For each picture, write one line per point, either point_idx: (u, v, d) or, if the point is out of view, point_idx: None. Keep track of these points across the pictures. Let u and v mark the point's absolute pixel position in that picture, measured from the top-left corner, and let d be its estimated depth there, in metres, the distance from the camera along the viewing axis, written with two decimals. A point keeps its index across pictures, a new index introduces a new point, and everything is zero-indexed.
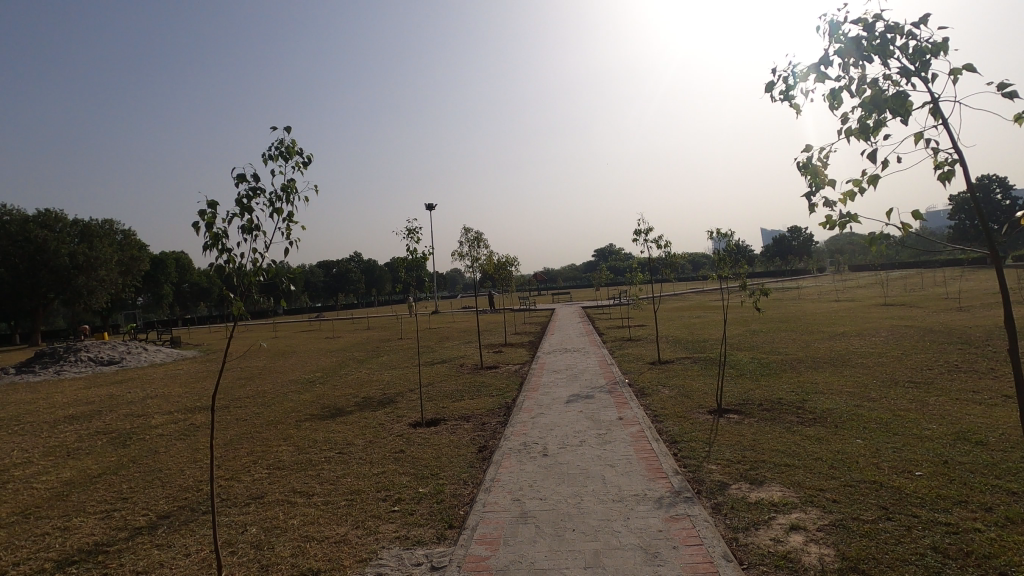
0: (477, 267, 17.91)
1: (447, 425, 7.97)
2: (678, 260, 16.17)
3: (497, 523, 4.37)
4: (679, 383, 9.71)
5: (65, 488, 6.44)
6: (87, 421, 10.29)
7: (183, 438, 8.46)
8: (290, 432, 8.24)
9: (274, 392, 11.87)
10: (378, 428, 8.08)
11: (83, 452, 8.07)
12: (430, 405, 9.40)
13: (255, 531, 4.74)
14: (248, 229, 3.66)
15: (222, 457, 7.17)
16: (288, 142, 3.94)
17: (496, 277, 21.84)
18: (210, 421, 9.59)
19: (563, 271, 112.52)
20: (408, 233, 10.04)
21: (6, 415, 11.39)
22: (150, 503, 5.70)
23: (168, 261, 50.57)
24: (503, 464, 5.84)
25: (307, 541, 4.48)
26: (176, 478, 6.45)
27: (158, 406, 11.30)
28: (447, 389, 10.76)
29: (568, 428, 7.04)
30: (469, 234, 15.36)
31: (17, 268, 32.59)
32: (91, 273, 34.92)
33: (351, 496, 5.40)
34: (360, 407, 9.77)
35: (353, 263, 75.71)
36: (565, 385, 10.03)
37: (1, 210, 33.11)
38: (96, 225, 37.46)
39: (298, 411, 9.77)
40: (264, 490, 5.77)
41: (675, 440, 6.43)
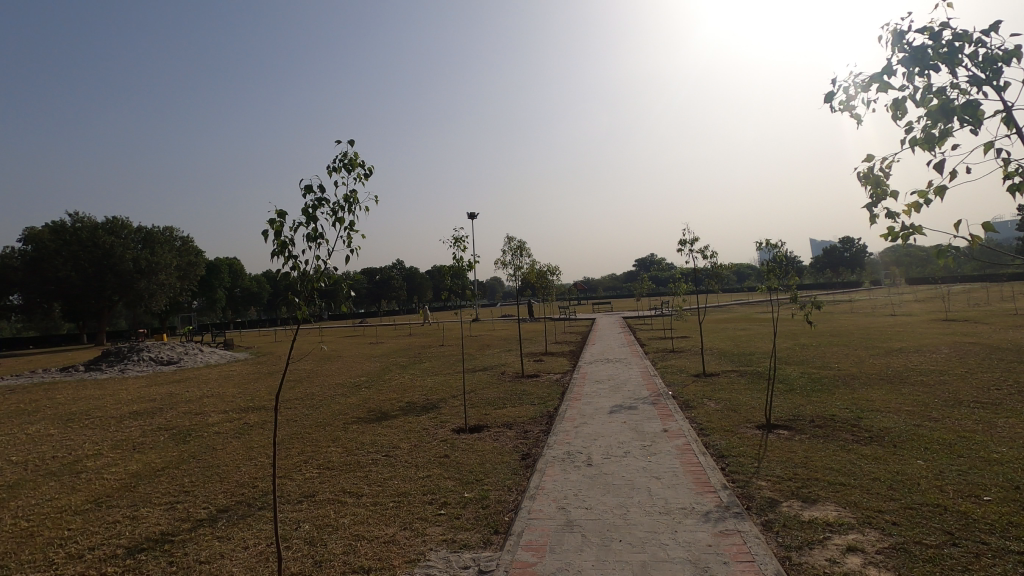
0: (519, 276, 17.97)
1: (491, 432, 8.05)
2: (724, 270, 15.85)
3: (543, 530, 4.40)
4: (725, 397, 9.49)
5: (132, 480, 6.83)
6: (150, 417, 10.88)
7: (238, 436, 8.83)
8: (339, 434, 8.50)
9: (321, 395, 12.25)
10: (423, 433, 8.24)
11: (147, 447, 8.54)
12: (473, 412, 9.50)
13: (308, 528, 4.91)
14: (313, 236, 3.81)
15: (275, 456, 7.45)
16: (352, 154, 4.09)
17: (537, 286, 21.88)
18: (262, 420, 9.98)
19: (603, 282, 111.86)
20: (455, 241, 10.23)
21: (78, 409, 12.18)
22: (210, 497, 5.98)
23: (221, 267, 52.93)
24: (546, 472, 5.86)
25: (358, 540, 4.61)
26: (233, 474, 6.75)
27: (214, 405, 11.84)
28: (490, 396, 10.85)
29: (612, 439, 7.01)
30: (512, 243, 15.46)
31: (86, 271, 34.69)
32: (152, 278, 36.89)
33: (398, 498, 5.53)
34: (405, 411, 9.98)
35: (396, 271, 77.35)
36: (608, 396, 9.94)
37: (74, 218, 35.48)
38: (157, 232, 39.58)
39: (345, 414, 10.05)
40: (315, 489, 5.97)
41: (722, 454, 6.30)
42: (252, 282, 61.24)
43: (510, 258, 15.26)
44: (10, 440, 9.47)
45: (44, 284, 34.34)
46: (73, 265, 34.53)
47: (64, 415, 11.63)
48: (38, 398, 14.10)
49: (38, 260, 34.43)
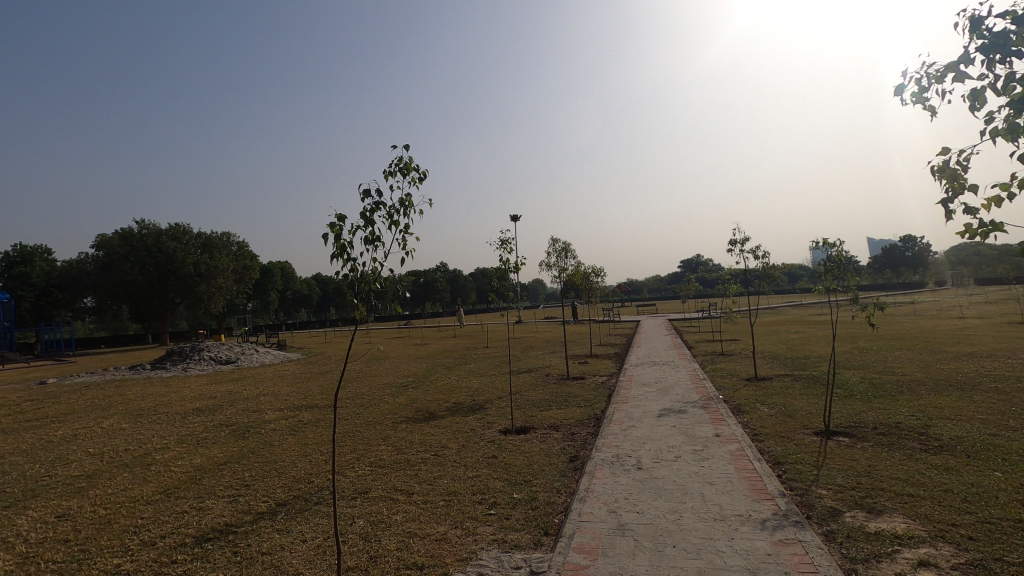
0: (563, 277, 17.89)
1: (538, 433, 8.05)
2: (777, 271, 15.30)
3: (594, 533, 4.37)
4: (779, 402, 9.16)
5: (197, 473, 7.19)
6: (212, 414, 11.43)
7: (293, 433, 9.17)
8: (388, 432, 8.70)
9: (370, 395, 12.55)
10: (470, 433, 8.33)
11: (209, 442, 8.96)
12: (519, 413, 9.53)
13: (363, 524, 5.04)
14: (371, 239, 3.86)
15: (328, 454, 7.69)
16: (407, 158, 4.14)
17: (581, 288, 21.75)
18: (315, 418, 10.32)
19: (647, 283, 110.18)
20: (501, 243, 10.29)
21: (146, 405, 12.92)
22: (269, 491, 6.24)
23: (274, 271, 55.01)
24: (596, 474, 5.82)
25: (411, 536, 4.70)
26: (290, 470, 7.02)
27: (270, 403, 12.32)
28: (536, 398, 10.86)
29: (662, 443, 6.89)
30: (556, 245, 15.40)
31: (150, 275, 36.74)
32: (210, 281, 38.73)
33: (449, 497, 5.61)
34: (452, 412, 10.12)
35: (440, 273, 78.41)
36: (656, 399, 9.77)
37: (141, 225, 37.60)
38: (216, 237, 41.44)
39: (394, 413, 10.27)
40: (368, 486, 6.13)
41: (778, 461, 6.09)
42: (303, 284, 63.35)
43: (555, 259, 15.23)
44: (87, 433, 10.14)
45: (114, 287, 36.61)
46: (140, 269, 36.65)
47: (134, 410, 12.36)
48: (111, 394, 15.04)
49: (108, 265, 36.73)
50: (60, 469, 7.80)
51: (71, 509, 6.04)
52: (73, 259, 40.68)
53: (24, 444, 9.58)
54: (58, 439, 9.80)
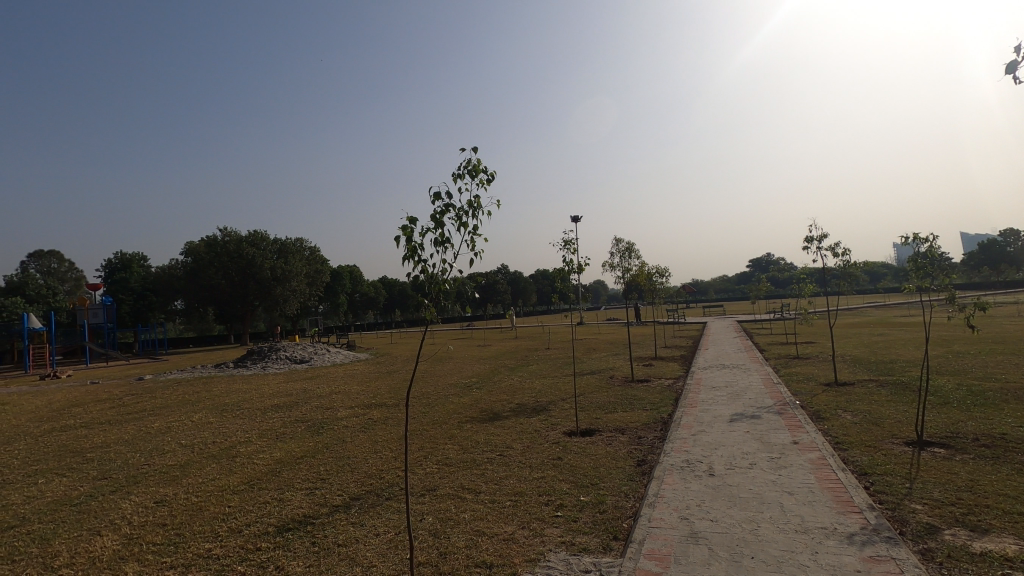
0: (626, 278, 17.55)
1: (603, 436, 7.95)
2: (858, 270, 14.34)
3: (665, 539, 4.25)
4: (864, 408, 8.57)
5: (277, 466, 7.60)
6: (289, 410, 12.07)
7: (364, 430, 9.50)
8: (454, 432, 8.85)
9: (435, 394, 12.80)
10: (535, 434, 8.33)
11: (286, 437, 9.44)
12: (583, 415, 9.44)
13: (432, 520, 5.15)
14: (441, 241, 3.87)
15: (397, 451, 7.90)
16: (475, 160, 4.10)
17: (645, 289, 21.28)
18: (384, 416, 10.66)
19: (714, 284, 106.41)
20: (565, 243, 10.24)
21: (230, 401, 13.79)
22: (343, 485, 6.49)
23: (343, 274, 57.32)
24: (665, 480, 5.65)
25: (479, 535, 4.75)
26: (362, 465, 7.28)
27: (341, 401, 12.84)
28: (599, 400, 10.70)
29: (735, 449, 6.61)
30: (620, 245, 15.14)
31: (232, 279, 39.25)
32: (286, 284, 40.86)
33: (515, 498, 5.63)
34: (516, 412, 10.16)
35: (501, 276, 79.07)
36: (727, 403, 9.39)
37: (224, 232, 40.22)
38: (290, 242, 43.63)
39: (459, 413, 10.43)
40: (437, 483, 6.25)
41: (865, 472, 5.69)
42: (370, 287, 65.67)
43: (618, 259, 14.98)
44: (179, 426, 10.94)
45: (201, 291, 39.35)
46: (223, 273, 39.25)
47: (219, 405, 13.22)
48: (199, 390, 16.17)
49: (196, 270, 39.56)
50: (156, 458, 8.45)
51: (167, 496, 6.53)
52: (166, 265, 44.13)
53: (126, 434, 10.46)
54: (155, 431, 10.64)
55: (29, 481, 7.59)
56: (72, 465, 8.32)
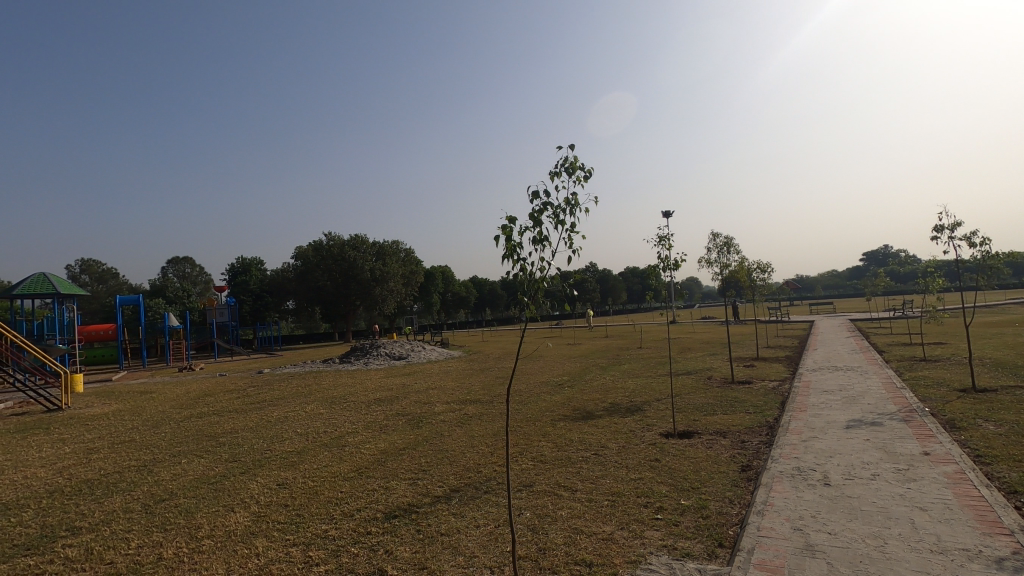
0: (725, 273, 16.70)
1: (702, 439, 7.64)
2: (999, 263, 12.63)
3: (777, 550, 4.01)
4: (1011, 419, 7.55)
5: (382, 456, 8.05)
6: (390, 404, 12.75)
7: (461, 425, 9.82)
8: (548, 429, 8.91)
9: (528, 392, 12.94)
10: (630, 434, 8.17)
11: (389, 429, 9.96)
12: (680, 417, 9.12)
13: (530, 516, 5.21)
14: (539, 239, 3.81)
15: (493, 446, 8.09)
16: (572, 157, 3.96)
17: (744, 285, 20.14)
18: (478, 412, 10.94)
19: (822, 280, 98.44)
20: (660, 239, 9.94)
21: (337, 394, 14.82)
22: (444, 477, 6.74)
23: (436, 275, 59.50)
24: (774, 487, 5.32)
25: (577, 533, 4.75)
26: (460, 459, 7.53)
27: (438, 397, 13.35)
28: (697, 401, 10.30)
29: (853, 457, 6.10)
30: (718, 240, 14.44)
31: (337, 280, 42.12)
32: (384, 285, 43.09)
33: (613, 498, 5.55)
34: (609, 412, 10.03)
35: (591, 274, 78.27)
36: (841, 409, 8.67)
37: (329, 236, 43.16)
38: (388, 244, 45.87)
39: (552, 411, 10.47)
40: (533, 479, 6.31)
41: (1015, 490, 5.02)
42: (462, 287, 67.61)
43: (716, 255, 14.29)
44: (295, 415, 11.91)
45: (310, 292, 42.55)
46: (329, 275, 42.19)
47: (328, 398, 14.23)
48: (311, 383, 17.49)
49: (305, 272, 42.81)
50: (277, 444, 9.26)
51: (287, 479, 7.13)
52: (280, 268, 48.15)
53: (251, 422, 11.57)
54: (276, 419, 11.67)
55: (175, 460, 8.62)
56: (208, 448, 9.33)
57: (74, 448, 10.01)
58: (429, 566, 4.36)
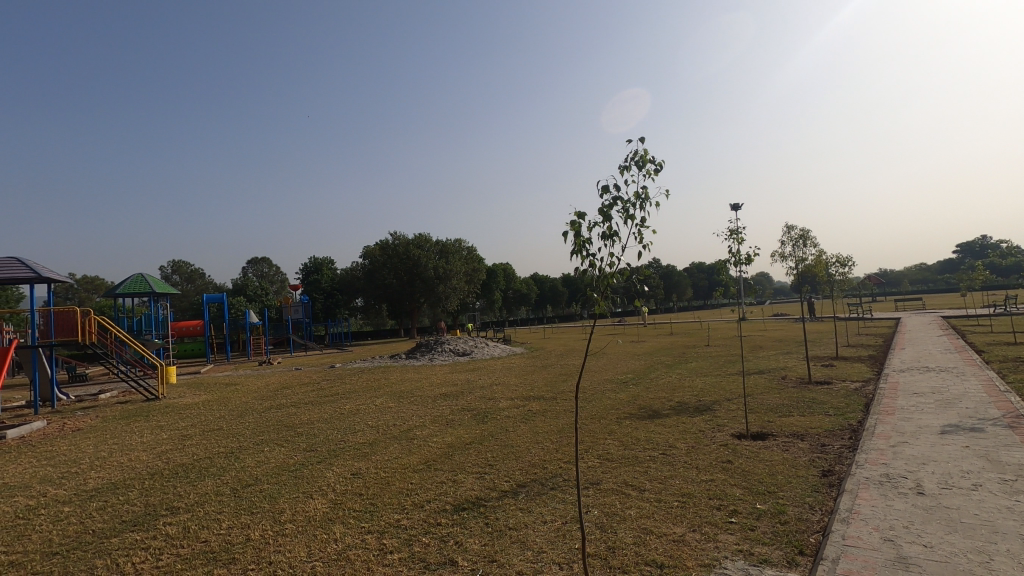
0: (800, 267, 15.81)
1: (778, 441, 7.30)
2: None
3: (865, 561, 3.78)
4: None
5: (449, 449, 8.24)
6: (456, 399, 13.01)
7: (526, 421, 9.88)
8: (613, 427, 8.80)
9: (592, 389, 12.83)
10: (699, 434, 7.93)
11: (455, 423, 10.17)
12: (753, 417, 8.76)
13: (597, 514, 5.17)
14: (608, 234, 3.75)
15: (558, 443, 8.09)
16: (641, 151, 3.86)
17: (822, 281, 19.02)
18: (543, 409, 10.96)
19: (909, 275, 91.45)
20: (730, 233, 9.55)
21: (405, 388, 15.30)
22: (510, 472, 6.81)
23: (498, 272, 60.06)
24: (860, 494, 5.01)
25: (647, 533, 4.67)
26: (526, 454, 7.58)
27: (502, 393, 13.48)
28: (771, 401, 9.85)
29: (951, 465, 5.63)
30: (793, 232, 13.70)
31: (402, 278, 43.42)
32: (447, 283, 43.93)
33: (683, 499, 5.42)
34: (677, 411, 9.78)
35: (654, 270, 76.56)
36: (935, 413, 8.02)
37: (395, 236, 44.50)
38: (451, 243, 46.69)
39: (618, 409, 10.33)
40: (600, 477, 6.26)
41: None
42: (523, 284, 67.87)
43: (791, 249, 13.57)
44: (366, 409, 12.40)
45: (377, 289, 44.13)
46: (394, 273, 43.55)
47: (396, 392, 14.70)
48: (380, 378, 18.14)
49: (372, 271, 44.39)
50: (350, 436, 9.68)
51: (360, 469, 7.44)
52: (350, 267, 50.15)
53: (326, 414, 12.15)
54: (348, 412, 12.19)
55: (258, 448, 9.19)
56: (288, 438, 9.88)
57: (170, 434, 10.88)
58: (499, 559, 4.42)
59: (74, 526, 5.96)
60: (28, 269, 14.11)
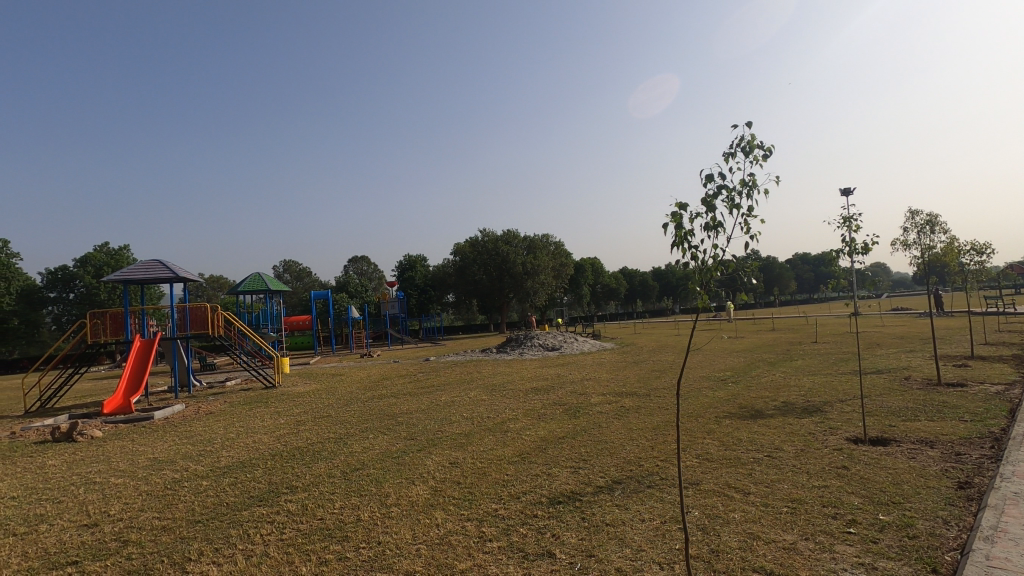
0: (925, 255, 14.22)
1: (903, 447, 6.65)
2: None
3: None
4: None
5: (543, 443, 8.30)
6: (547, 393, 13.08)
7: (619, 417, 9.74)
8: (713, 426, 8.43)
9: (688, 386, 12.39)
10: (809, 437, 7.41)
11: (547, 417, 10.24)
12: (872, 420, 8.03)
13: (699, 515, 5.00)
14: (712, 226, 3.60)
15: (654, 440, 7.88)
16: (749, 136, 3.66)
17: (953, 270, 16.99)
18: (636, 405, 10.73)
19: None
20: (843, 221, 8.81)
21: (496, 382, 15.62)
22: (604, 468, 6.75)
23: (586, 267, 59.56)
24: (1006, 511, 4.45)
25: (754, 538, 4.44)
26: (620, 451, 7.47)
27: (593, 388, 13.36)
28: (892, 404, 8.99)
29: None
30: (917, 218, 12.35)
31: (491, 274, 44.26)
32: (535, 278, 44.14)
33: (793, 505, 5.09)
34: (783, 411, 9.20)
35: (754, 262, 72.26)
36: None
37: (484, 233, 45.47)
38: (538, 239, 46.88)
39: (716, 407, 9.89)
40: (700, 478, 6.03)
41: None
42: (612, 278, 66.76)
43: (915, 236, 12.23)
44: (461, 401, 12.80)
45: (467, 285, 45.37)
46: (484, 269, 44.51)
47: (489, 385, 15.07)
48: (473, 371, 18.67)
49: (463, 268, 45.65)
50: (447, 426, 10.05)
51: (457, 459, 7.71)
52: (441, 264, 51.94)
53: (424, 404, 12.70)
54: (444, 403, 12.66)
55: (364, 435, 9.80)
56: (390, 426, 10.44)
57: (287, 420, 11.87)
58: (597, 555, 4.40)
59: (211, 498, 6.70)
60: (168, 269, 15.97)
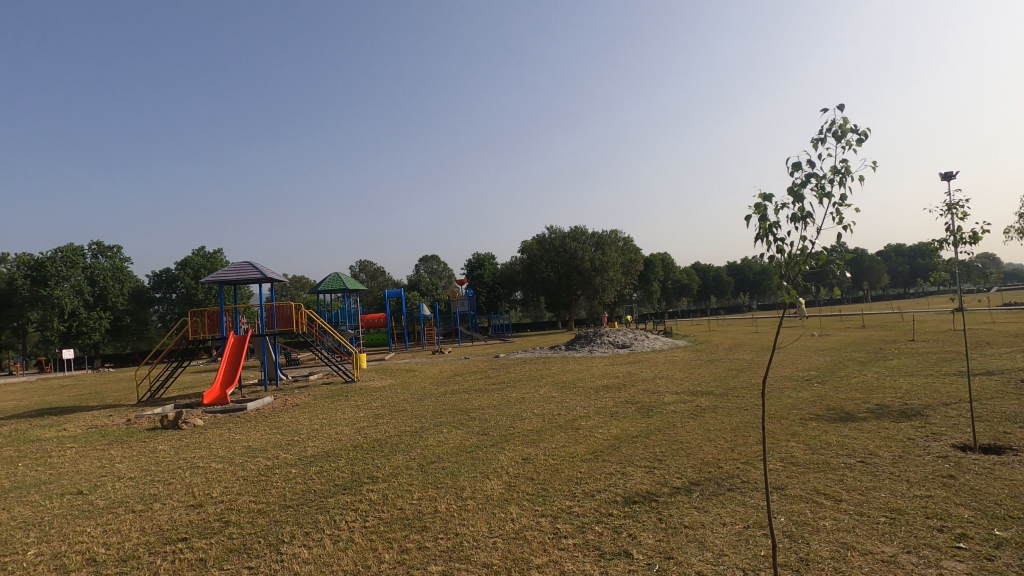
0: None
1: (1022, 457, 6.00)
2: None
3: None
4: None
5: (615, 441, 8.19)
6: (618, 391, 12.89)
7: (694, 417, 9.44)
8: (797, 429, 7.98)
9: (769, 386, 11.80)
10: (908, 442, 6.86)
11: (620, 415, 10.08)
12: (983, 426, 7.31)
13: (785, 521, 4.75)
14: (800, 216, 3.40)
15: (734, 442, 7.57)
16: (841, 120, 3.42)
17: None
18: (713, 405, 10.34)
19: None
20: (947, 208, 8.06)
21: (567, 379, 15.57)
22: (680, 469, 6.56)
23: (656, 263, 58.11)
24: None
25: (848, 549, 4.17)
26: (697, 451, 7.24)
27: (666, 386, 13.03)
28: (1007, 409, 8.12)
29: None
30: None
31: (559, 271, 44.15)
32: (604, 274, 43.54)
33: (892, 515, 4.73)
34: (878, 414, 8.56)
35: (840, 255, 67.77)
36: None
37: (552, 230, 45.44)
38: (607, 235, 46.20)
39: (801, 408, 9.36)
40: (785, 482, 5.74)
41: None
42: (685, 274, 64.75)
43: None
44: (531, 397, 12.86)
45: (535, 282, 45.50)
46: (552, 267, 44.45)
47: (559, 382, 15.05)
48: (542, 368, 18.70)
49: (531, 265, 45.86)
50: (519, 422, 10.13)
51: (530, 455, 7.77)
52: (509, 262, 52.39)
53: (495, 400, 12.89)
54: (515, 399, 12.77)
55: (438, 429, 10.08)
56: (462, 421, 10.66)
57: (366, 413, 12.40)
58: (676, 557, 4.30)
59: (300, 485, 7.12)
60: (257, 271, 17.12)
